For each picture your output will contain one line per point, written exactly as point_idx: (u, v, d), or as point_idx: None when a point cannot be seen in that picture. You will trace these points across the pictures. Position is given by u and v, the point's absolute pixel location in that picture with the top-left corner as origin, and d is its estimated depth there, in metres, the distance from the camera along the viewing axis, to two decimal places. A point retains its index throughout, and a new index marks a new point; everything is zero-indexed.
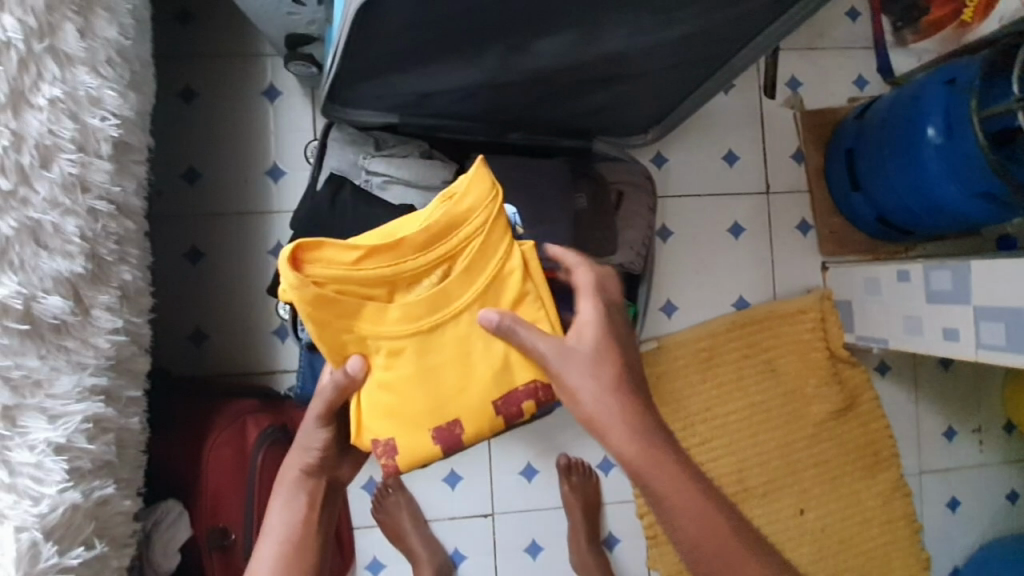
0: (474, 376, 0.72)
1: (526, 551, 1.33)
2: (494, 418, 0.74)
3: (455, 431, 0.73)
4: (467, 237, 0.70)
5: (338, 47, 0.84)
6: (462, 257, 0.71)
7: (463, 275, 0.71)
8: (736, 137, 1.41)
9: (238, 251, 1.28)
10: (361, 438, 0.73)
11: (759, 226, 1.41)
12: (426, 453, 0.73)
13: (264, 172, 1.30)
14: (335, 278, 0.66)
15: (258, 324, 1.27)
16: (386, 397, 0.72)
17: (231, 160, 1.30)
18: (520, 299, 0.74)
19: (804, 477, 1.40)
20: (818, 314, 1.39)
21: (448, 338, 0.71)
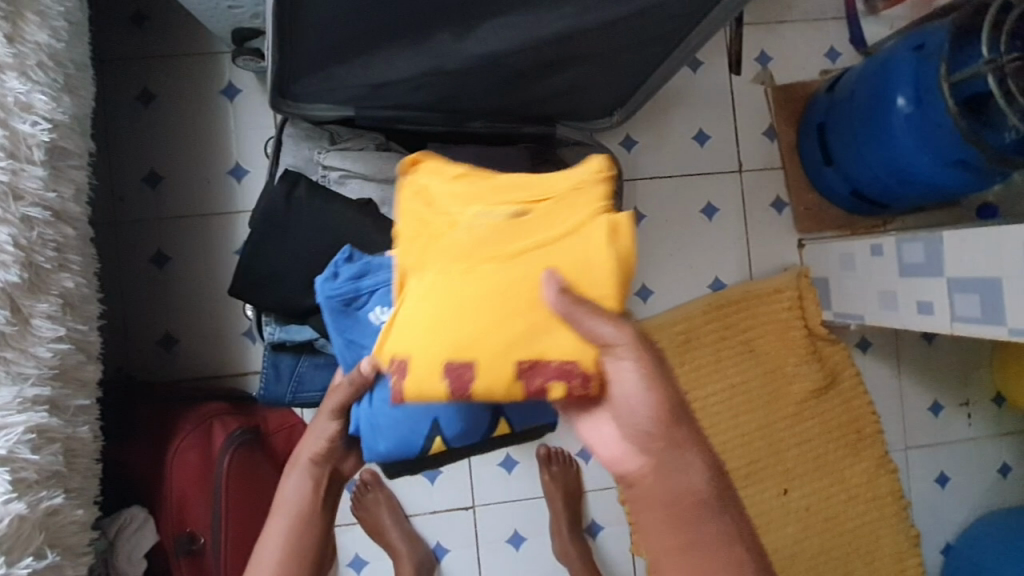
0: None
1: (509, 542, 1.33)
2: None
3: None
4: None
5: (270, 32, 0.83)
6: None
7: None
8: (706, 116, 1.39)
9: (204, 254, 1.27)
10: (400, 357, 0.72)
11: (733, 205, 1.39)
12: None
13: (226, 172, 1.28)
14: None
15: (227, 326, 1.26)
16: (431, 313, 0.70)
17: (192, 161, 1.28)
18: None
19: (787, 457, 1.39)
20: (795, 291, 1.37)
21: None
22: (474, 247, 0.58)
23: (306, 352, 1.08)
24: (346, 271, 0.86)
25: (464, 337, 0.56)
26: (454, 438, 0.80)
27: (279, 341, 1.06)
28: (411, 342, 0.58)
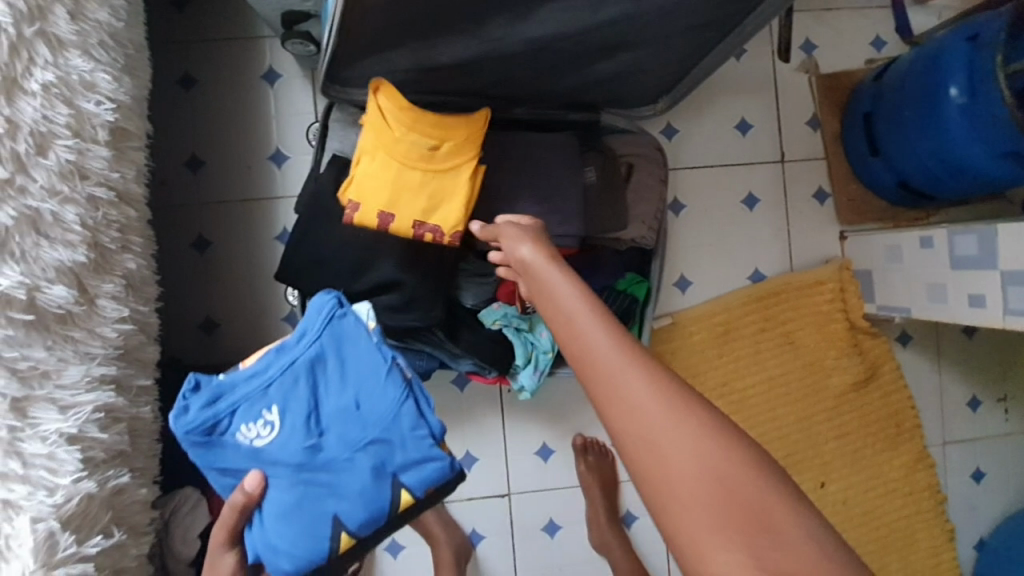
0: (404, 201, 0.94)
1: (544, 531, 1.33)
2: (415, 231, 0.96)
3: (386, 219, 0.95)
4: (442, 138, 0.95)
5: (333, 26, 0.82)
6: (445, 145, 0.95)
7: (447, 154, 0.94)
8: (748, 104, 1.36)
9: (245, 239, 1.27)
10: (346, 195, 0.96)
11: (774, 195, 1.37)
12: (369, 223, 0.95)
13: (267, 158, 1.28)
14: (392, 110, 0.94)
15: (267, 312, 1.27)
16: (370, 179, 0.94)
17: (233, 146, 1.28)
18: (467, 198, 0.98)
19: (825, 451, 1.38)
20: (837, 284, 1.34)
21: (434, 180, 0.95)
22: (403, 152, 0.93)
23: None
24: (197, 399, 0.76)
25: (396, 195, 0.94)
26: (358, 528, 0.75)
27: None
28: (362, 193, 0.94)
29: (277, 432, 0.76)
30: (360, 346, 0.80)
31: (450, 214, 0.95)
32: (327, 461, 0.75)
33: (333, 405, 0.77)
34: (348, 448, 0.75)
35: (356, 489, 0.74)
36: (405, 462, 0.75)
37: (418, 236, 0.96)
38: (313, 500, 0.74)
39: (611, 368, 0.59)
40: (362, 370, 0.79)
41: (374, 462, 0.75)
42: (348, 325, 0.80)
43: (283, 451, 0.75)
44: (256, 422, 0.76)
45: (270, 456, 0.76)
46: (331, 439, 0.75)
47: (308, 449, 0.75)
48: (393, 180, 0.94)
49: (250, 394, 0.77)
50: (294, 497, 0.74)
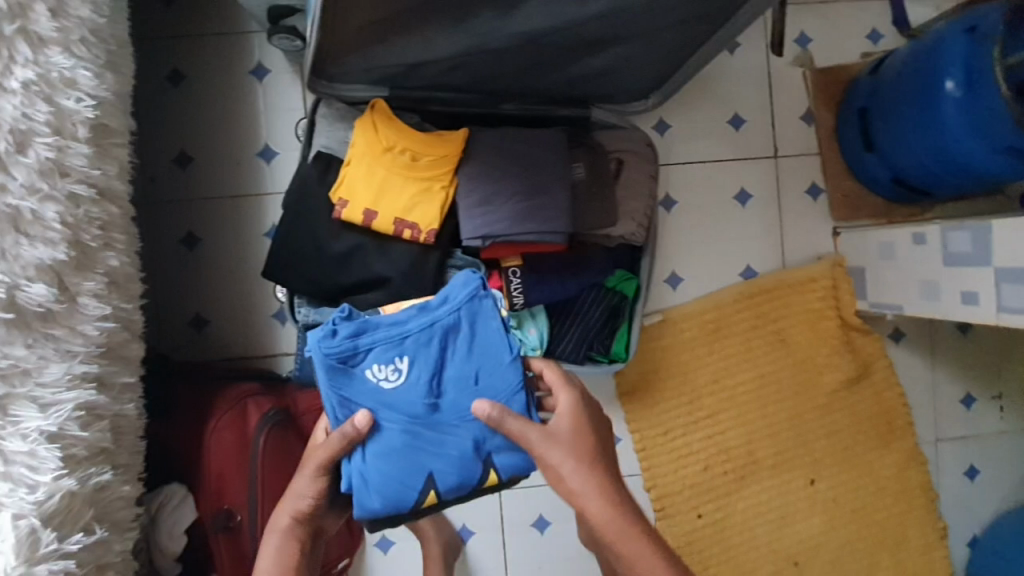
0: (386, 201, 0.98)
1: (534, 526, 1.34)
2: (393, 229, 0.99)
3: (366, 216, 0.98)
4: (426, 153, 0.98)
5: (315, 18, 0.81)
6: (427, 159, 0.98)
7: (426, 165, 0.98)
8: (742, 100, 1.35)
9: (235, 236, 1.27)
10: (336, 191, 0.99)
11: (767, 191, 1.36)
12: (353, 218, 0.99)
13: (256, 153, 1.28)
14: (391, 124, 0.99)
15: (258, 308, 1.27)
16: (359, 179, 0.98)
17: (223, 142, 1.28)
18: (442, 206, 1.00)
19: (816, 448, 1.37)
20: (829, 281, 1.34)
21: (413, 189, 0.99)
22: (390, 162, 0.98)
23: None
24: (346, 326, 0.81)
25: (378, 196, 0.98)
26: (446, 488, 0.82)
27: (312, 323, 1.06)
28: (350, 190, 0.99)
29: (404, 380, 0.81)
30: (490, 327, 0.84)
31: (427, 216, 0.99)
32: (439, 421, 0.81)
33: (455, 371, 0.82)
34: (460, 415, 0.81)
35: (454, 455, 0.81)
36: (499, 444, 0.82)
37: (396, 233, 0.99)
38: (417, 452, 0.81)
39: (620, 536, 0.75)
40: (487, 347, 0.83)
41: (476, 436, 0.81)
42: (487, 306, 0.84)
43: (405, 397, 0.81)
44: (387, 365, 0.81)
45: (392, 399, 0.81)
46: (451, 403, 0.82)
47: (425, 404, 0.81)
48: (380, 182, 0.98)
49: (388, 338, 0.82)
50: (401, 443, 0.80)
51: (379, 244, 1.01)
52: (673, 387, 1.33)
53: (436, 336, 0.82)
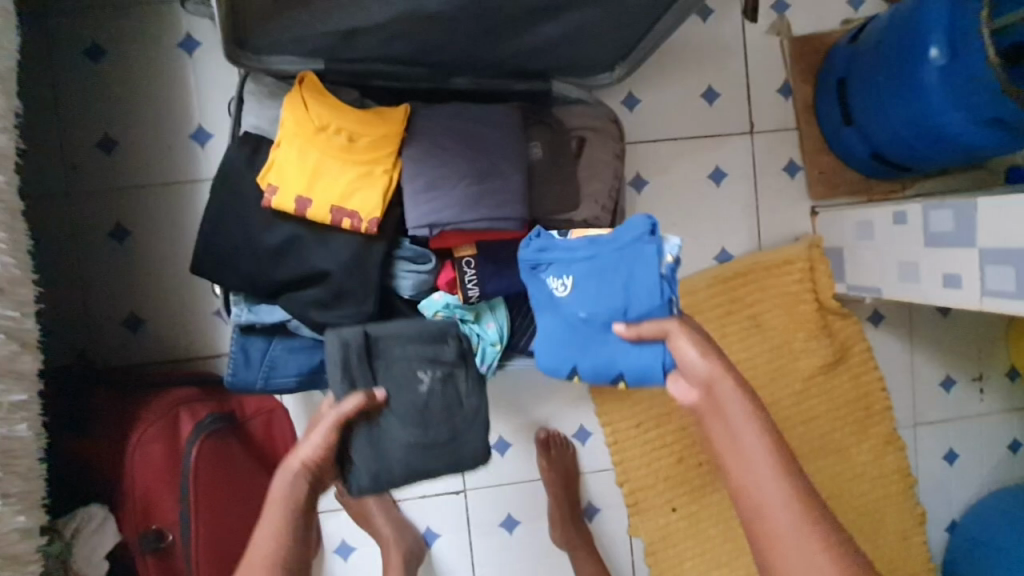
0: (322, 186, 0.89)
1: (502, 527, 1.28)
2: (331, 216, 0.89)
3: (300, 204, 0.89)
4: (365, 133, 0.89)
5: None
6: (365, 139, 0.89)
7: (365, 145, 0.89)
8: (716, 70, 1.26)
9: (169, 227, 1.16)
10: (265, 176, 0.89)
11: (742, 169, 1.28)
12: (287, 206, 0.89)
13: (188, 136, 1.16)
14: (319, 100, 0.89)
15: (197, 304, 1.17)
16: (290, 162, 0.89)
17: (152, 124, 1.16)
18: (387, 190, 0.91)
19: (793, 436, 1.33)
20: (806, 262, 1.27)
21: (353, 172, 0.89)
22: (323, 142, 0.88)
23: (279, 335, 0.98)
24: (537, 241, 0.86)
25: (313, 181, 0.89)
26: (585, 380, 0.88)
27: (248, 323, 0.95)
28: (281, 175, 0.89)
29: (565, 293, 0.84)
30: (650, 272, 0.77)
31: (370, 201, 0.90)
32: (593, 329, 0.83)
33: (612, 299, 0.79)
34: (607, 334, 0.82)
35: (600, 361, 0.83)
36: (634, 366, 0.80)
37: (335, 221, 0.90)
38: (572, 346, 0.85)
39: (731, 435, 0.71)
40: (643, 287, 0.77)
41: (614, 354, 0.82)
42: (651, 249, 0.75)
43: (560, 306, 0.86)
44: (556, 279, 0.84)
45: (551, 307, 0.87)
46: (602, 322, 0.81)
47: (576, 314, 0.84)
48: (313, 166, 0.88)
49: (562, 258, 0.84)
50: (562, 330, 0.86)
51: (316, 234, 0.92)
52: None
53: (601, 269, 0.77)
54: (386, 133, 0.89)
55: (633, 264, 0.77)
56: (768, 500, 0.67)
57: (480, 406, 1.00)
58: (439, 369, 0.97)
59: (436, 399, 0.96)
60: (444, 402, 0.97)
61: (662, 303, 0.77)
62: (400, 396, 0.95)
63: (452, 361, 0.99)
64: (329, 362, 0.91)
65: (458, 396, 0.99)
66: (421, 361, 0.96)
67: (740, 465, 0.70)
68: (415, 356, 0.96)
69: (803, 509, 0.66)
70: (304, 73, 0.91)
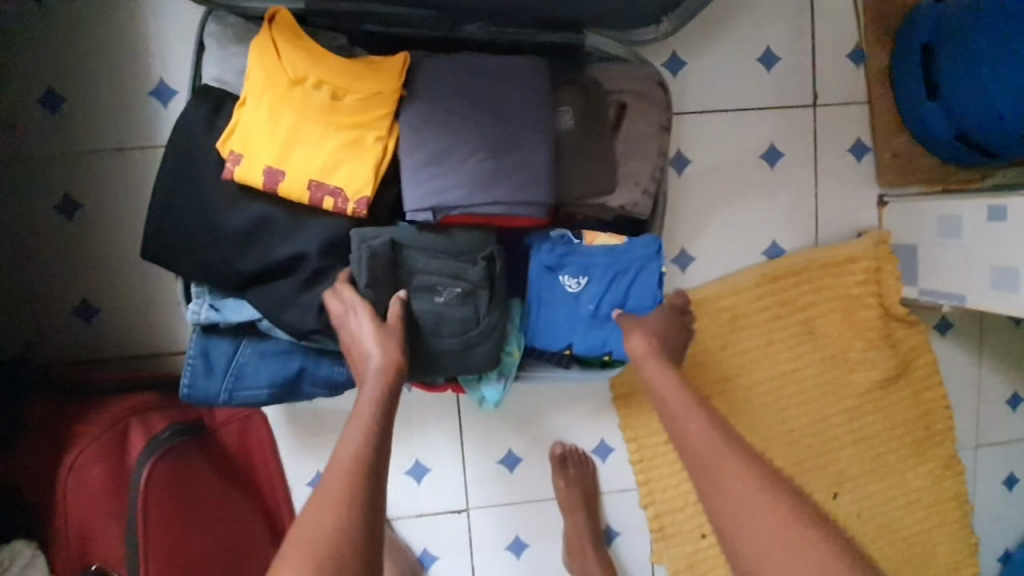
0: (299, 154, 0.71)
1: (508, 550, 1.13)
2: (310, 193, 0.71)
3: (271, 178, 0.71)
4: (352, 87, 0.70)
5: None
6: (353, 96, 0.70)
7: (352, 104, 0.71)
8: (776, 29, 1.06)
9: (126, 201, 0.99)
10: (226, 143, 0.71)
11: (802, 148, 1.09)
12: (255, 179, 0.71)
13: (148, 92, 0.98)
14: (293, 44, 0.70)
15: (159, 293, 1.00)
16: (257, 124, 0.70)
17: (103, 76, 0.97)
18: (380, 162, 0.72)
19: (842, 457, 1.17)
20: (872, 263, 1.09)
21: (336, 137, 0.71)
22: (299, 98, 0.70)
23: (247, 336, 0.81)
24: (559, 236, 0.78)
25: (287, 148, 0.71)
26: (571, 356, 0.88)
27: (210, 322, 0.78)
28: (247, 140, 0.71)
29: (578, 292, 0.82)
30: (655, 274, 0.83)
31: (358, 175, 0.71)
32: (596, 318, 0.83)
33: (620, 291, 0.82)
34: (607, 322, 0.84)
35: (595, 344, 0.84)
36: (623, 351, 0.85)
37: (314, 200, 0.72)
38: (570, 330, 0.84)
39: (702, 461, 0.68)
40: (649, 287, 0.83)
41: (608, 339, 0.84)
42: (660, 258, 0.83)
43: (565, 304, 0.82)
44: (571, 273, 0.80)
45: (563, 305, 0.82)
46: (605, 316, 0.83)
47: (585, 310, 0.82)
48: (286, 129, 0.70)
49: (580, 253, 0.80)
50: (565, 317, 0.83)
51: (292, 217, 0.74)
52: None
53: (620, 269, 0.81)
54: (378, 88, 0.70)
55: (638, 274, 0.82)
56: (735, 493, 0.64)
57: (496, 330, 0.77)
58: (461, 287, 0.74)
59: (450, 319, 0.74)
60: (461, 318, 0.75)
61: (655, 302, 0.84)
62: (420, 302, 0.74)
63: (479, 280, 0.75)
64: (353, 267, 0.72)
65: (476, 314, 0.75)
66: (445, 276, 0.74)
67: (711, 485, 0.66)
68: (439, 270, 0.74)
69: (763, 483, 0.64)
70: (274, 10, 0.71)
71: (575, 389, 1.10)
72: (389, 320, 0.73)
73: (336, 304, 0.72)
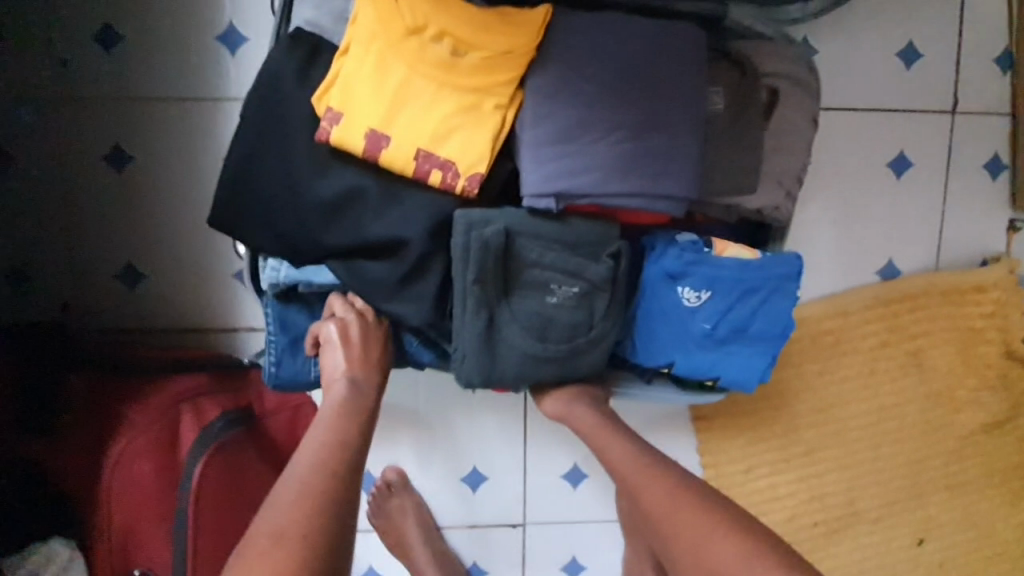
0: (406, 119, 0.60)
1: (562, 570, 1.04)
2: (415, 166, 0.61)
3: (374, 144, 0.60)
4: (476, 44, 0.59)
5: None
6: (476, 53, 0.60)
7: (475, 64, 0.60)
8: (920, 23, 0.94)
9: (181, 155, 0.89)
10: (322, 99, 0.61)
11: (932, 160, 0.97)
12: (354, 145, 0.60)
13: (216, 37, 0.87)
14: None
15: (213, 262, 0.91)
16: (361, 79, 0.60)
17: (166, 14, 0.86)
18: (499, 136, 0.61)
19: (932, 502, 1.06)
20: (1002, 297, 1.00)
21: (453, 102, 0.60)
22: (414, 52, 0.59)
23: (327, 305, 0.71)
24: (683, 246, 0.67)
25: (393, 110, 0.60)
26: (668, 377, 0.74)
27: (289, 284, 0.69)
28: (347, 96, 0.60)
29: (696, 306, 0.69)
30: (784, 304, 0.71)
31: (473, 150, 0.60)
32: (711, 340, 0.70)
33: (746, 315, 0.69)
34: (723, 347, 0.70)
35: (702, 367, 0.71)
36: (732, 378, 0.72)
37: (419, 173, 0.61)
38: (678, 347, 0.70)
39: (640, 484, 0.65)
40: (774, 317, 0.70)
41: (719, 365, 0.71)
42: (795, 286, 0.70)
43: (680, 319, 0.69)
44: (694, 283, 0.68)
45: (675, 319, 0.69)
46: (721, 339, 0.70)
47: (699, 328, 0.69)
48: (396, 88, 0.60)
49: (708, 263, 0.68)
50: (676, 333, 0.70)
51: (388, 190, 0.64)
52: (766, 412, 1.00)
53: (748, 290, 0.69)
54: (507, 47, 0.59)
55: (770, 296, 0.70)
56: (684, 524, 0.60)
57: (609, 338, 0.67)
58: (577, 287, 0.64)
59: (560, 322, 0.64)
60: (572, 323, 0.65)
61: (782, 333, 0.72)
62: (526, 297, 0.64)
63: (599, 281, 0.64)
64: (458, 257, 0.62)
65: (589, 319, 0.65)
66: (560, 273, 0.64)
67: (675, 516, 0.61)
68: (554, 265, 0.63)
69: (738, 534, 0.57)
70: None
71: (655, 406, 0.99)
72: (494, 320, 0.63)
73: (329, 329, 0.67)
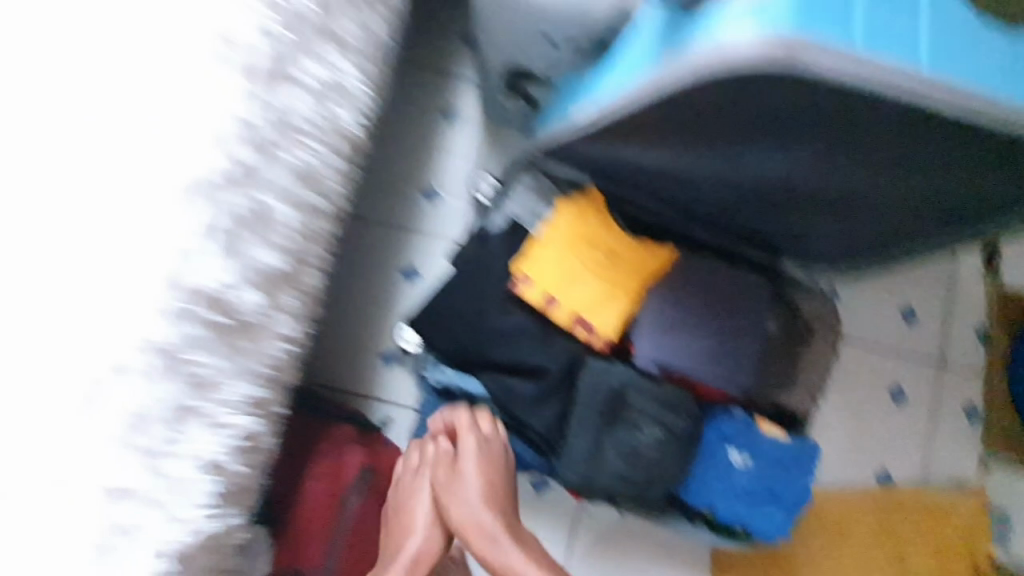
0: (572, 293, 0.90)
1: None
2: (571, 324, 0.91)
3: (546, 302, 0.90)
4: (627, 258, 0.90)
5: (575, 126, 0.76)
6: (623, 263, 0.90)
7: (623, 270, 0.90)
8: (920, 295, 1.27)
9: (369, 264, 1.17)
10: (520, 265, 0.91)
11: (922, 396, 1.25)
12: (535, 299, 0.91)
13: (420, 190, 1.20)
14: (597, 212, 0.91)
15: (365, 345, 1.15)
16: (548, 259, 0.90)
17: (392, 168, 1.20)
18: (627, 320, 0.91)
19: None
20: (977, 524, 1.20)
21: (602, 290, 0.89)
22: (587, 253, 0.90)
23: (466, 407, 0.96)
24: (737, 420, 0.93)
25: (565, 285, 0.90)
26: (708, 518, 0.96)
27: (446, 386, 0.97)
28: (539, 268, 0.90)
29: (740, 467, 0.92)
30: (804, 481, 0.94)
31: (609, 323, 0.89)
32: (747, 496, 0.92)
33: (775, 482, 0.93)
34: (755, 504, 0.93)
35: (736, 516, 0.93)
36: (757, 529, 0.94)
37: (573, 329, 0.91)
38: (721, 496, 0.93)
39: None
40: (795, 489, 0.94)
41: (751, 517, 0.93)
42: (813, 468, 0.94)
43: (726, 474, 0.93)
44: (741, 450, 0.92)
45: (723, 473, 0.93)
46: (754, 497, 0.93)
47: (739, 485, 0.92)
48: (572, 272, 0.90)
49: (753, 437, 0.93)
50: (722, 484, 0.93)
51: (543, 334, 0.92)
52: None
53: (780, 463, 0.93)
54: (646, 265, 0.90)
55: (795, 472, 0.94)
56: None
57: (672, 476, 0.91)
58: (660, 434, 0.89)
59: (643, 457, 0.88)
60: (651, 460, 0.88)
61: (800, 503, 0.94)
62: (624, 433, 0.88)
63: (676, 433, 0.89)
64: (583, 393, 0.88)
65: (663, 459, 0.89)
66: (651, 422, 0.88)
67: None
68: (649, 415, 0.89)
69: None
70: (590, 187, 0.93)
71: (679, 544, 1.18)
72: (598, 443, 0.88)
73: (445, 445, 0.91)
